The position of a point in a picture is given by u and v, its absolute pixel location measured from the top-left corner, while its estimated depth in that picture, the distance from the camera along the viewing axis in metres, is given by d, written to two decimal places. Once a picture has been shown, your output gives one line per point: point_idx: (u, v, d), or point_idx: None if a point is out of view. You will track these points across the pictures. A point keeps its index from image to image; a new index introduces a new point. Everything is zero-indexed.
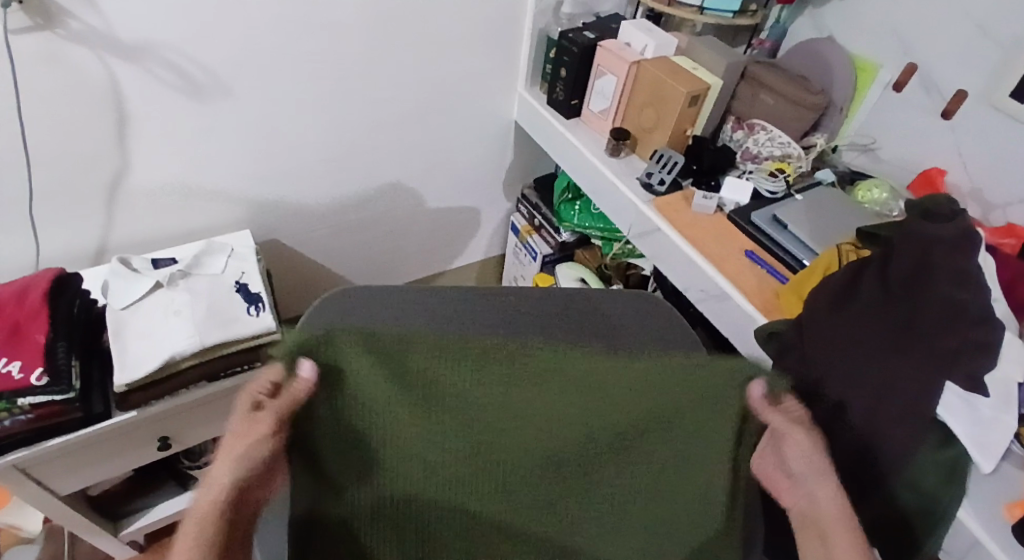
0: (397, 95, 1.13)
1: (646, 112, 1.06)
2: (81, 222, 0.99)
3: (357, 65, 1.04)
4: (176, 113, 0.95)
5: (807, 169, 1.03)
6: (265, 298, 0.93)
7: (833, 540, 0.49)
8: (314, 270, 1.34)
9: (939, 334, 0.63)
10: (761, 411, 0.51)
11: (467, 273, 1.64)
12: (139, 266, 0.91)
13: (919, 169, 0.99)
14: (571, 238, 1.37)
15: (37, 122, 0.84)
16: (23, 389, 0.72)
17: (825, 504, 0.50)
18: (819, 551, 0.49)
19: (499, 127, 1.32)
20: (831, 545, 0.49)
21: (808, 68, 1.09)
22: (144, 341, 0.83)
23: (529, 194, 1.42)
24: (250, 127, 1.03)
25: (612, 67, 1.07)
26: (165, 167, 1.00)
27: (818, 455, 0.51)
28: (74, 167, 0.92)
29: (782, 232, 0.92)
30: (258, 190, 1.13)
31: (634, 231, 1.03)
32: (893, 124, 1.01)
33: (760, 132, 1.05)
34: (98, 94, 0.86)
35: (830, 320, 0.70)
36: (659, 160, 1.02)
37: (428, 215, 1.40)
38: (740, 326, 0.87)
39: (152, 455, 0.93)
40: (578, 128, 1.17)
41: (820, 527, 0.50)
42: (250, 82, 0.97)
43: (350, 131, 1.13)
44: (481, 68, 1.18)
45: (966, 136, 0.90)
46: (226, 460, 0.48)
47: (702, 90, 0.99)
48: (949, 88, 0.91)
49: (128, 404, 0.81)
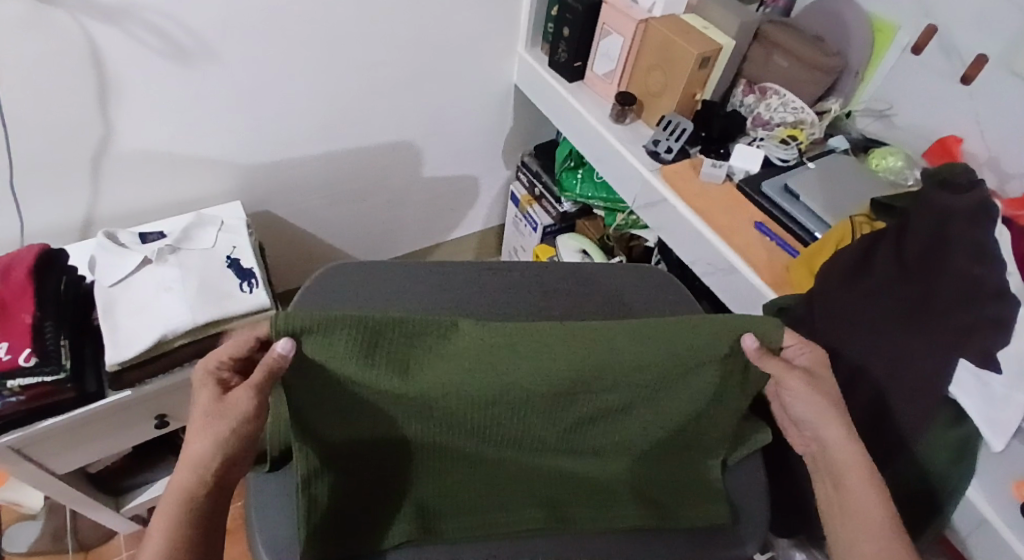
0: (392, 58, 1.07)
1: (653, 75, 1.02)
2: (67, 196, 0.95)
3: (349, 26, 0.98)
4: (162, 79, 0.90)
5: (820, 136, 0.99)
6: (259, 273, 0.90)
7: (847, 487, 0.53)
8: (310, 243, 1.31)
9: (956, 310, 0.61)
10: (760, 358, 0.51)
11: (466, 243, 1.61)
12: (127, 241, 0.87)
13: (935, 137, 0.95)
14: (573, 207, 1.33)
15: (12, 93, 0.80)
16: (12, 370, 0.70)
17: (840, 459, 0.53)
18: (832, 493, 0.54)
19: (498, 91, 1.27)
20: (847, 497, 0.53)
21: (823, 27, 1.04)
22: (137, 319, 0.80)
23: (529, 161, 1.38)
24: (238, 94, 0.98)
25: (619, 28, 1.02)
26: (151, 137, 0.95)
27: (828, 404, 0.54)
28: (57, 139, 0.88)
29: (794, 203, 0.88)
30: (250, 160, 1.09)
31: (640, 202, 1.00)
32: (910, 87, 0.96)
33: (773, 96, 1.01)
34: (78, 61, 0.81)
35: (841, 297, 0.69)
36: (666, 128, 0.98)
37: (426, 185, 1.37)
38: (748, 301, 0.85)
39: (150, 431, 0.92)
40: (581, 92, 1.12)
41: (836, 478, 0.54)
42: (239, 45, 0.92)
43: (342, 95, 1.08)
44: (480, 28, 1.12)
45: (985, 102, 0.86)
46: (200, 436, 0.49)
47: (712, 52, 0.94)
48: (969, 51, 0.87)
49: (122, 383, 0.80)
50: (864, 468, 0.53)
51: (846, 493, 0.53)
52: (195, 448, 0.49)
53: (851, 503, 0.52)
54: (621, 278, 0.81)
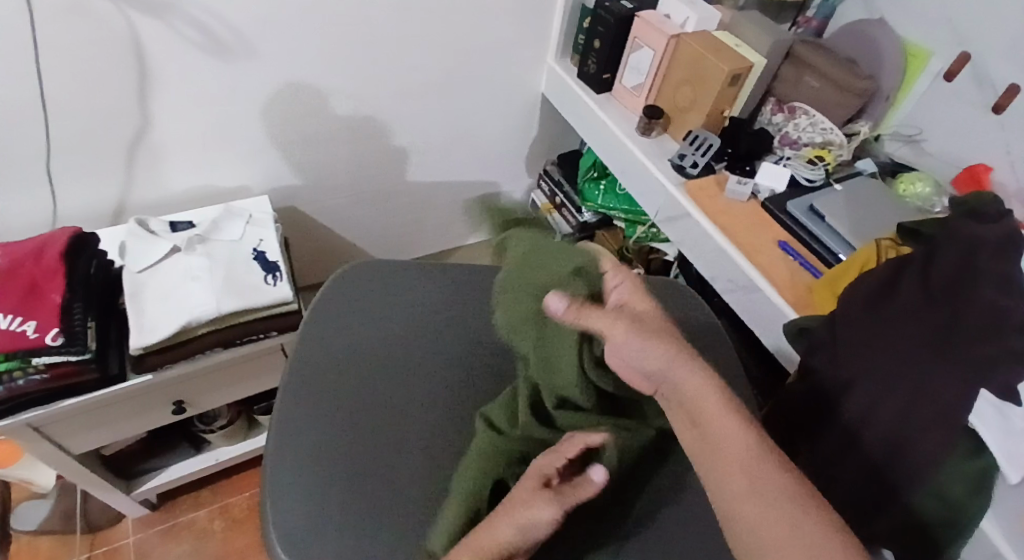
0: (423, 63, 1.08)
1: (682, 90, 1.02)
2: (100, 182, 0.98)
3: (383, 30, 1.00)
4: (199, 73, 0.92)
5: (848, 157, 0.99)
6: (283, 267, 0.91)
7: (706, 422, 0.48)
8: (331, 240, 1.32)
9: (976, 341, 0.59)
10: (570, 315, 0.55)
11: (484, 248, 1.62)
12: (157, 229, 0.89)
13: (965, 164, 0.94)
14: (594, 218, 1.33)
15: (55, 78, 0.82)
16: (39, 349, 0.72)
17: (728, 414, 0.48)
18: (696, 438, 0.49)
19: (525, 99, 1.27)
20: (710, 432, 0.48)
21: (855, 50, 1.04)
22: (161, 306, 0.81)
23: (552, 170, 1.39)
24: (271, 91, 1.00)
25: (649, 42, 1.03)
26: (184, 128, 0.97)
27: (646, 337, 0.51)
28: (94, 125, 0.90)
29: (820, 224, 0.88)
30: (279, 156, 1.10)
31: (662, 215, 1.00)
32: (941, 114, 0.96)
33: (802, 116, 1.01)
34: (119, 50, 0.83)
35: (865, 321, 0.68)
36: (693, 142, 0.99)
37: (448, 189, 1.38)
38: (769, 320, 0.85)
39: (167, 417, 0.93)
40: (608, 104, 1.13)
41: (691, 416, 0.49)
42: (274, 43, 0.93)
43: (372, 96, 1.09)
44: (511, 36, 1.13)
45: (1017, 132, 0.85)
46: (509, 520, 0.49)
47: (743, 69, 0.94)
48: (1004, 80, 0.86)
49: (144, 367, 0.80)
50: (700, 385, 0.49)
51: (737, 448, 0.47)
52: (502, 538, 0.49)
53: (733, 458, 0.47)
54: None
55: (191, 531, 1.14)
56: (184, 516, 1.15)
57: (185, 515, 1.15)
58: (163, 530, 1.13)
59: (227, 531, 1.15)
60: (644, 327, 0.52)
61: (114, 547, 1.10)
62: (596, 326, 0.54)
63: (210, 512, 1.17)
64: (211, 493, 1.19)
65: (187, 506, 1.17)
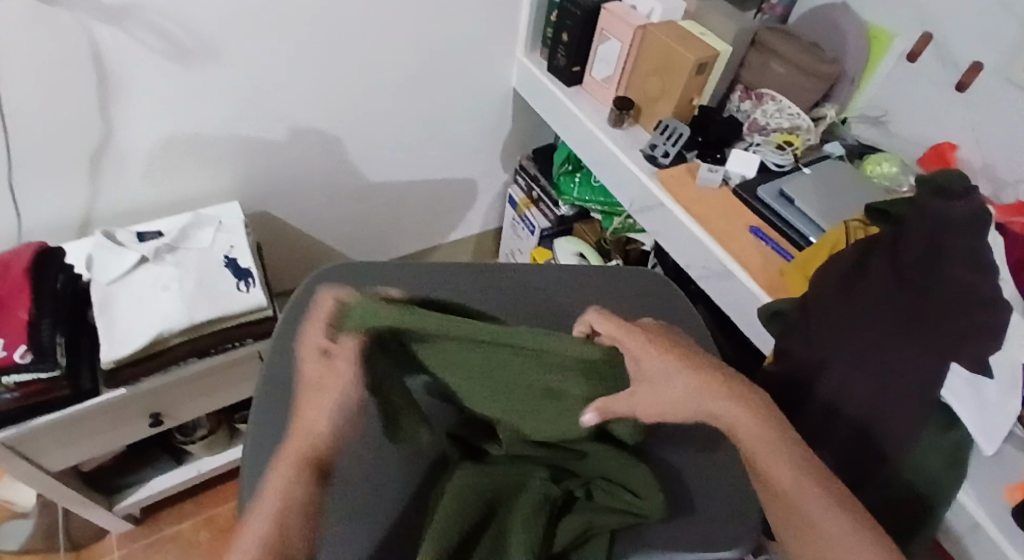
0: (393, 60, 1.08)
1: (651, 80, 1.02)
2: (65, 193, 0.96)
3: (352, 29, 0.99)
4: (164, 77, 0.90)
5: (816, 141, 1.00)
6: (256, 273, 0.90)
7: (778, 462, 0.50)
8: (308, 243, 1.31)
9: (949, 318, 0.62)
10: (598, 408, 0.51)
11: (464, 245, 1.62)
12: (125, 239, 0.88)
13: (930, 143, 0.96)
14: (570, 211, 1.34)
15: (12, 89, 0.80)
16: (9, 367, 0.70)
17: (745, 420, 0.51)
18: (789, 470, 0.49)
19: (498, 94, 1.27)
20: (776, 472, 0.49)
21: (819, 36, 1.06)
22: (133, 317, 0.80)
23: (527, 165, 1.39)
24: (239, 94, 0.98)
25: (617, 33, 1.03)
26: (150, 136, 0.96)
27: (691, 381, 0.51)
28: (56, 135, 0.88)
29: (790, 208, 0.89)
30: (250, 160, 1.09)
31: (637, 205, 1.01)
32: (905, 95, 0.97)
33: (768, 102, 1.02)
34: (79, 58, 0.82)
35: (836, 302, 0.69)
36: (663, 132, 0.99)
37: (424, 187, 1.37)
38: (744, 304, 0.86)
39: (145, 430, 0.92)
40: (580, 96, 1.13)
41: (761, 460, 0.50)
42: (241, 46, 0.92)
43: (343, 96, 1.08)
44: (480, 31, 1.13)
45: (980, 109, 0.87)
46: (320, 408, 0.53)
47: (710, 57, 0.95)
48: (965, 60, 0.87)
49: (118, 380, 0.80)
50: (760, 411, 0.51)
51: (764, 465, 0.50)
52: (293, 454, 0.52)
53: (778, 483, 0.49)
54: (584, 302, 0.78)
55: (177, 544, 1.12)
56: (168, 530, 1.14)
57: (171, 528, 1.14)
58: (148, 544, 1.12)
59: (214, 542, 1.14)
60: (659, 390, 0.50)
61: None
62: (626, 409, 0.50)
63: (195, 524, 1.15)
64: (196, 504, 1.18)
65: (171, 519, 1.15)
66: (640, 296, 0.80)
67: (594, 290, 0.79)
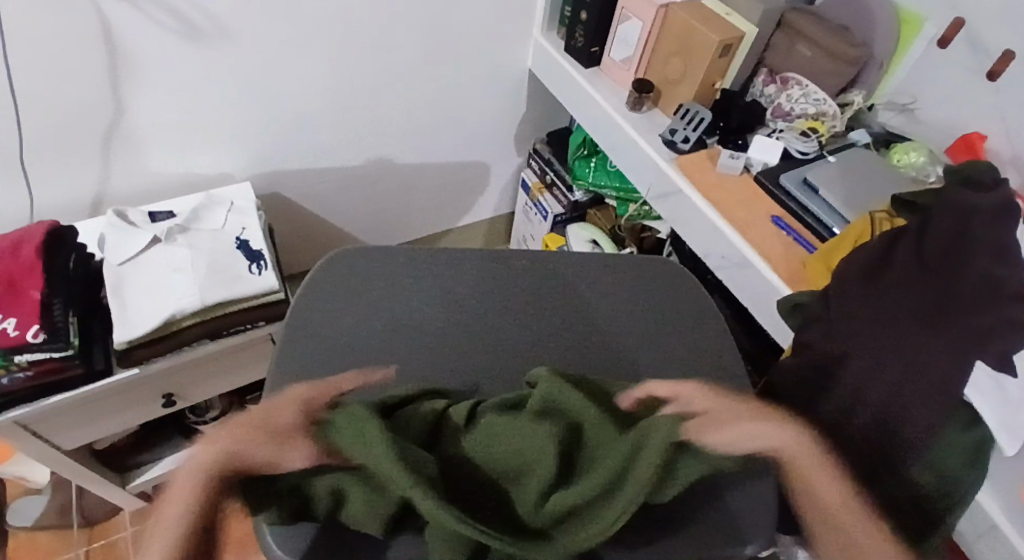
0: (405, 39, 1.05)
1: (672, 62, 0.99)
2: (76, 173, 0.95)
3: (364, 8, 0.97)
4: (173, 56, 0.88)
5: (842, 128, 0.97)
6: (268, 256, 0.89)
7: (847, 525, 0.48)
8: (319, 226, 1.30)
9: (973, 312, 0.60)
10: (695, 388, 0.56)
11: (475, 230, 1.60)
12: (136, 219, 0.87)
13: (959, 133, 0.92)
14: (585, 197, 1.32)
15: (21, 67, 0.79)
16: (21, 346, 0.70)
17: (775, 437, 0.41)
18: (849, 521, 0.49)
19: (512, 76, 1.24)
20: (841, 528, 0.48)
21: (850, 19, 1.01)
22: (145, 298, 0.80)
23: (541, 149, 1.36)
24: (248, 74, 0.97)
25: (638, 12, 1.00)
26: (158, 116, 0.94)
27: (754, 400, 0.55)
28: (67, 114, 0.87)
29: (813, 197, 0.87)
30: (260, 141, 1.07)
31: (654, 192, 0.99)
32: (936, 82, 0.94)
33: (794, 87, 0.99)
34: (86, 35, 0.80)
35: (859, 300, 0.67)
36: (684, 116, 0.96)
37: (436, 170, 1.35)
38: (761, 296, 0.84)
39: (158, 410, 0.93)
40: (597, 78, 1.10)
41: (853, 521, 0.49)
42: (249, 24, 0.90)
43: (354, 77, 1.06)
44: (496, 10, 1.10)
45: (1014, 99, 0.84)
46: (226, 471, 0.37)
47: (734, 40, 0.92)
48: (998, 47, 0.84)
49: (131, 360, 0.79)
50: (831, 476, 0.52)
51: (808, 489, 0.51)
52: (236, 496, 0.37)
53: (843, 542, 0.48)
54: (596, 287, 0.77)
55: None
56: None
57: None
58: None
59: None
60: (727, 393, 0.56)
61: (113, 541, 1.10)
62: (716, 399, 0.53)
63: None
64: None
65: None
66: (661, 286, 0.78)
67: (606, 276, 0.78)
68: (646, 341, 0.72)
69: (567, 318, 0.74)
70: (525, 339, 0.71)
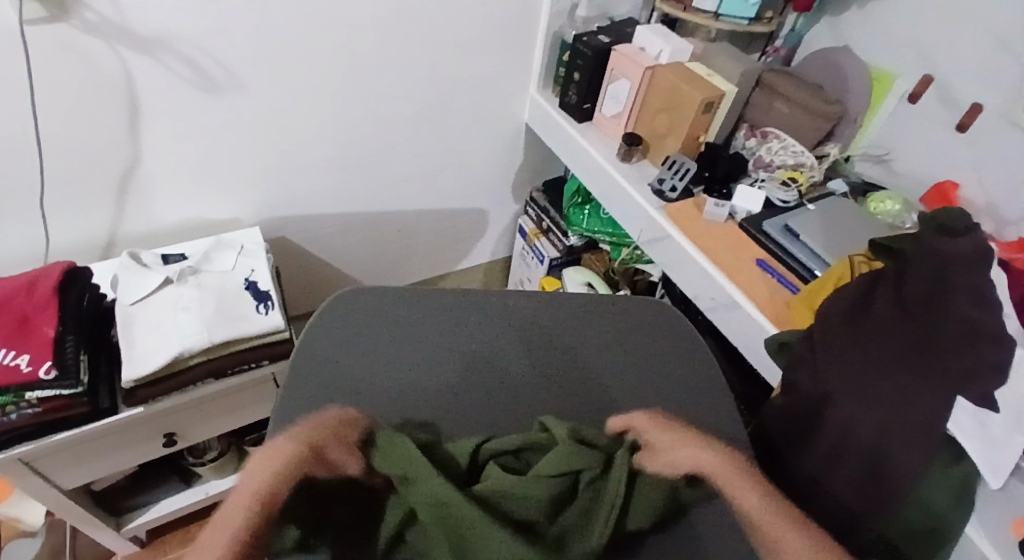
0: (409, 93, 1.12)
1: (659, 117, 1.06)
2: (93, 216, 0.99)
3: (373, 65, 1.04)
4: (192, 107, 0.94)
5: (820, 178, 1.03)
6: (274, 296, 0.92)
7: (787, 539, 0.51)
8: (322, 268, 1.34)
9: (952, 352, 0.63)
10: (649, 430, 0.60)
11: (473, 273, 1.65)
12: (149, 261, 0.91)
13: (933, 182, 0.98)
14: (580, 241, 1.36)
15: (50, 115, 0.84)
16: (32, 383, 0.72)
17: (707, 459, 0.57)
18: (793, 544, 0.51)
19: (509, 128, 1.31)
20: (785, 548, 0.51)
21: (824, 77, 1.09)
22: (152, 336, 0.82)
23: (538, 197, 1.42)
24: (262, 124, 1.03)
25: (626, 73, 1.07)
26: (175, 162, 1.00)
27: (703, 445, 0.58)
28: (87, 159, 0.92)
29: (795, 242, 0.91)
30: (269, 187, 1.13)
31: (645, 237, 1.03)
32: (907, 135, 1.00)
33: (774, 140, 1.05)
34: (113, 86, 0.86)
35: (843, 335, 0.70)
36: (671, 166, 1.02)
37: (436, 215, 1.40)
38: (750, 336, 0.87)
39: (158, 450, 0.93)
40: (590, 132, 1.17)
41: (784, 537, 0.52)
42: (266, 78, 0.97)
43: (361, 127, 1.13)
44: (495, 68, 1.17)
45: (982, 150, 0.90)
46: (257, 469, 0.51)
47: (716, 97, 0.99)
48: (965, 102, 0.91)
49: (135, 399, 0.81)
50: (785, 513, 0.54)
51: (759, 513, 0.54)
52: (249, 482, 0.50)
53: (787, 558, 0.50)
54: (597, 330, 0.80)
55: None
56: (172, 553, 1.14)
57: (175, 551, 1.14)
58: None
59: None
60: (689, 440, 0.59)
61: None
62: (666, 442, 0.58)
63: None
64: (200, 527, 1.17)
65: (176, 542, 1.15)
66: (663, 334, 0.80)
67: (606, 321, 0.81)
68: (620, 384, 0.75)
69: (557, 361, 0.76)
70: (517, 382, 0.74)
